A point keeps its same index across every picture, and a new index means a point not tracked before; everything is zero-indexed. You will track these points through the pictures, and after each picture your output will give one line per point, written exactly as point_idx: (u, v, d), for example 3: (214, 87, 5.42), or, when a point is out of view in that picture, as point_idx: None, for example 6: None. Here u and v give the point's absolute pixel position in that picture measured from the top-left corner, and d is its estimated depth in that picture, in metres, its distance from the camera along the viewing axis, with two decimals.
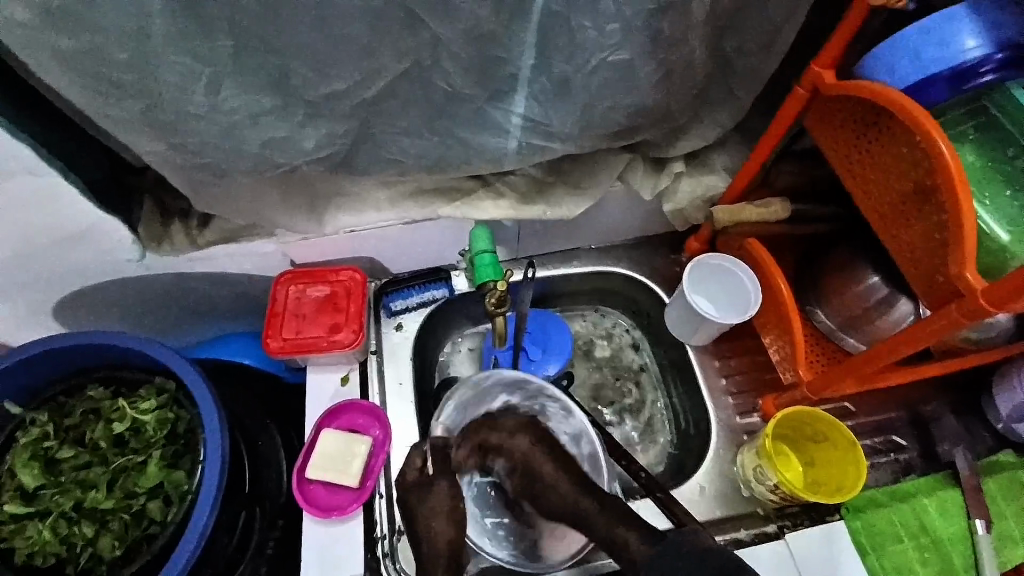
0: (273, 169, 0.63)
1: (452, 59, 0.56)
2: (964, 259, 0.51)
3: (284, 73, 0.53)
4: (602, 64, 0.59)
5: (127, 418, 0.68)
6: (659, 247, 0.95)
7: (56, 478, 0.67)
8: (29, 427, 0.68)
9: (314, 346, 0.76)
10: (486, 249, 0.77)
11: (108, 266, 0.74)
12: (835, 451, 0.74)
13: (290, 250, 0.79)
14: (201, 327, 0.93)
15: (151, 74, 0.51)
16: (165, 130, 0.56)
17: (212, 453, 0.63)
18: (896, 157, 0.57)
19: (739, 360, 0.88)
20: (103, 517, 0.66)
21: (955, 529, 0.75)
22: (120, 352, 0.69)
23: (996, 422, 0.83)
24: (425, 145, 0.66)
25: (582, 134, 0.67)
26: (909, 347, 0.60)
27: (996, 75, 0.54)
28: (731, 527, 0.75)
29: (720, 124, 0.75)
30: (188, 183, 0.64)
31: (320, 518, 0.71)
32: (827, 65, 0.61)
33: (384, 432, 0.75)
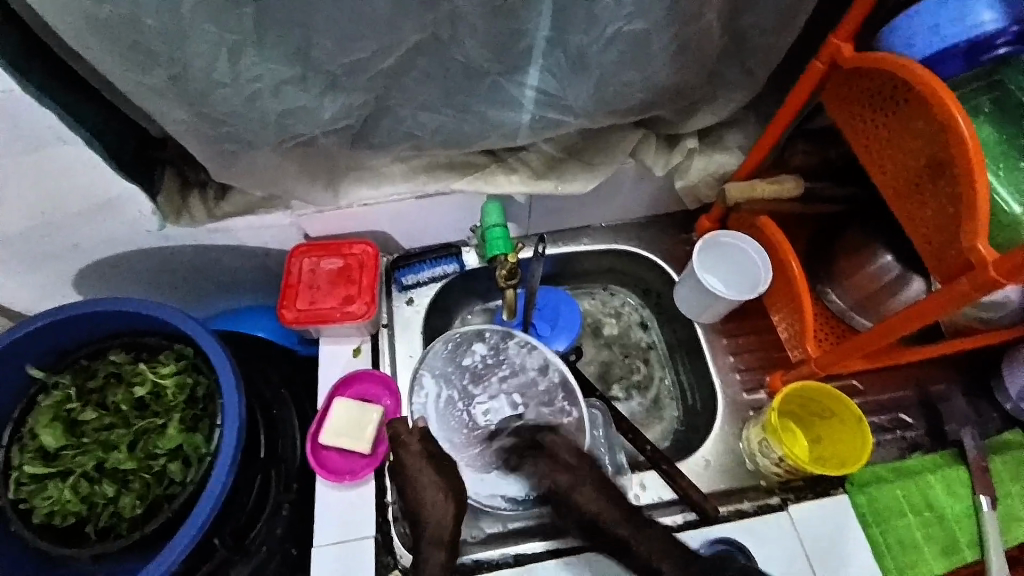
0: (291, 140, 0.64)
1: (469, 31, 0.56)
2: (976, 232, 0.51)
3: (303, 42, 0.54)
4: (619, 35, 0.59)
5: (148, 382, 0.70)
6: (671, 227, 0.96)
7: (78, 439, 0.70)
8: (53, 390, 0.70)
9: (327, 318, 0.77)
10: (498, 223, 0.77)
11: (130, 236, 0.75)
12: (841, 426, 0.75)
13: (305, 224, 0.80)
14: (219, 299, 0.95)
15: (174, 42, 0.51)
16: (187, 99, 0.57)
17: (230, 418, 0.65)
18: (911, 131, 0.56)
19: (748, 338, 0.88)
20: (125, 477, 0.68)
21: (960, 506, 0.75)
22: (142, 320, 0.71)
23: (1004, 402, 0.83)
24: (441, 120, 0.66)
25: (597, 110, 0.67)
26: (917, 321, 0.60)
27: (1012, 48, 0.53)
28: (735, 499, 0.77)
29: (734, 101, 0.75)
30: (208, 154, 0.65)
31: (333, 483, 0.72)
32: (846, 38, 0.61)
33: (395, 402, 0.77)
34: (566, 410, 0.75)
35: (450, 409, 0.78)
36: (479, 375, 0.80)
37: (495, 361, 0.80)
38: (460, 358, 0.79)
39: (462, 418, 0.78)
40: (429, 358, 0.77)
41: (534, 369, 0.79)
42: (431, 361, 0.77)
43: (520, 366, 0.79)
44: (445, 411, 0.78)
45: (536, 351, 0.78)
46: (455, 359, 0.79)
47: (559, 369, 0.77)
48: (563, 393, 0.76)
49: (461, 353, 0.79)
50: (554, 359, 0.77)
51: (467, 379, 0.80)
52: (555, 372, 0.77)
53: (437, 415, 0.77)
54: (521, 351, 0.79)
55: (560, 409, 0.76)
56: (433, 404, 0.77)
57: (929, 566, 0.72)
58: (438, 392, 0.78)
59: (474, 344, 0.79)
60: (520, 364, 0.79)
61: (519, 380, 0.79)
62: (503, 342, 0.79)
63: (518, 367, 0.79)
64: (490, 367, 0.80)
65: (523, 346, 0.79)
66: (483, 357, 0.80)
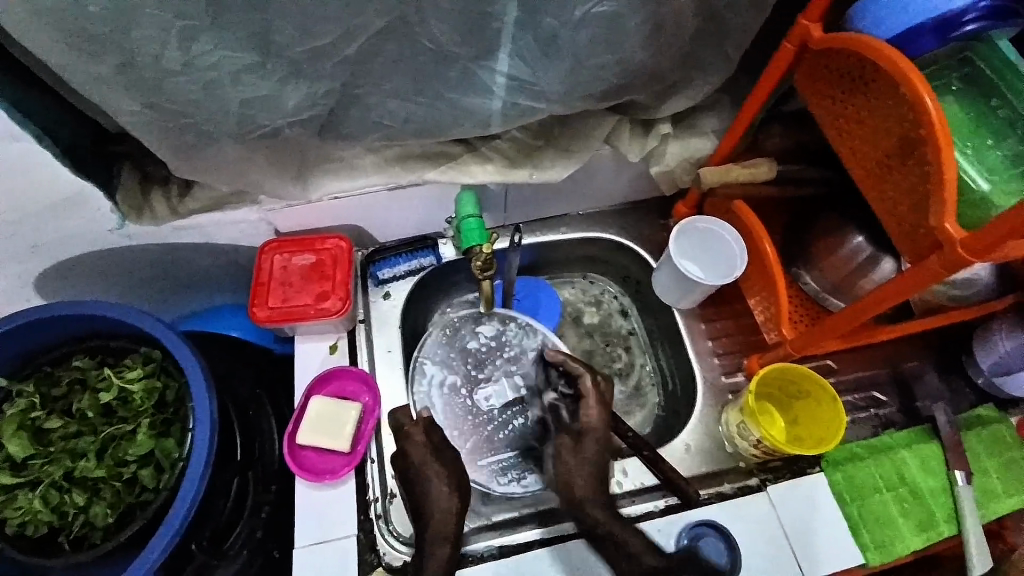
0: (254, 130, 0.61)
1: (436, 15, 0.55)
2: (945, 211, 0.52)
3: (262, 28, 0.52)
4: (589, 17, 0.58)
5: (114, 388, 0.68)
6: (648, 213, 0.95)
7: (45, 448, 0.67)
8: (17, 398, 0.67)
9: (302, 315, 0.75)
10: (472, 214, 0.76)
11: (89, 235, 0.72)
12: (817, 406, 0.76)
13: (275, 219, 0.78)
14: (189, 300, 0.92)
15: (123, 29, 0.49)
16: (141, 88, 0.54)
17: (201, 420, 0.63)
18: (880, 111, 0.57)
19: (726, 322, 0.89)
20: (95, 486, 0.66)
21: (935, 481, 0.77)
22: (106, 323, 0.69)
23: (976, 377, 0.85)
24: (411, 108, 0.65)
25: (569, 94, 0.66)
26: (889, 301, 0.61)
27: (981, 25, 0.52)
28: (714, 482, 0.78)
29: (707, 85, 0.75)
30: (167, 148, 0.62)
31: (312, 483, 0.71)
32: (815, 19, 0.61)
33: (374, 398, 0.76)
34: (566, 381, 0.77)
35: (452, 395, 0.81)
36: (482, 361, 0.83)
37: (495, 346, 0.84)
38: (459, 343, 0.83)
39: (464, 403, 0.81)
40: (428, 347, 0.82)
41: (530, 350, 0.83)
42: (431, 349, 0.82)
43: (517, 351, 0.84)
44: (449, 397, 0.81)
45: (535, 332, 0.83)
46: (455, 347, 0.83)
47: (558, 344, 0.82)
48: (562, 365, 0.78)
49: (461, 340, 0.84)
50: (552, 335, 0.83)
51: (468, 365, 0.83)
52: (552, 351, 0.82)
53: (441, 401, 0.80)
54: (518, 335, 0.84)
55: (559, 380, 0.77)
56: (435, 391, 0.80)
57: (906, 542, 0.73)
58: (440, 379, 0.81)
59: (472, 330, 0.84)
60: (518, 348, 0.84)
61: (517, 364, 0.83)
62: (503, 327, 0.84)
63: (516, 351, 0.84)
64: (491, 352, 0.84)
65: (523, 326, 0.84)
66: (482, 343, 0.84)
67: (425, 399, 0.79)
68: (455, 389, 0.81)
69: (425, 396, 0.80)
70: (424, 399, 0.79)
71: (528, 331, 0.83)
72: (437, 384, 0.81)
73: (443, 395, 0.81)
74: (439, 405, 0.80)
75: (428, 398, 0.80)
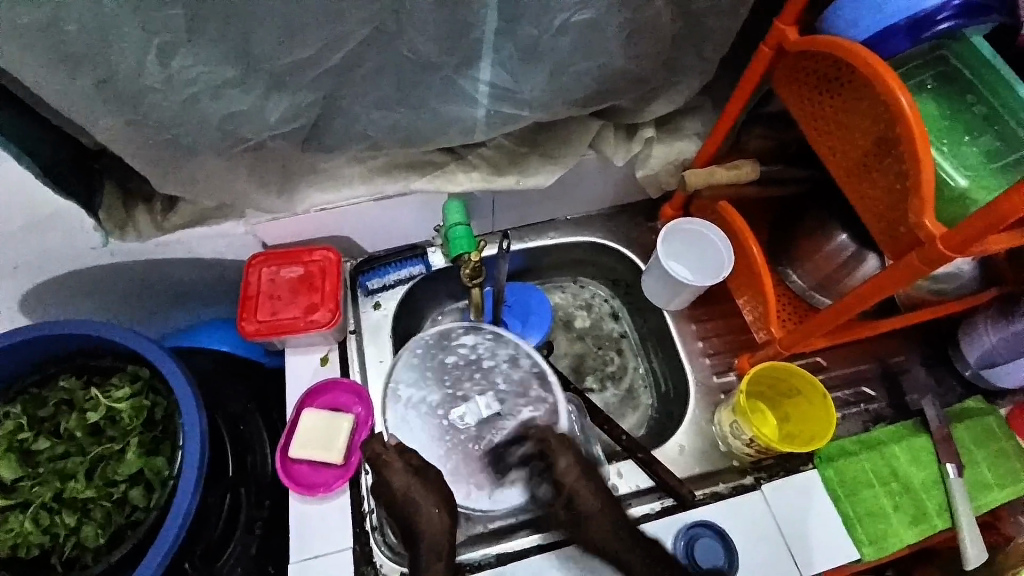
0: (238, 144, 0.61)
1: (416, 25, 0.55)
2: (923, 208, 0.52)
3: (242, 42, 0.52)
4: (568, 24, 0.58)
5: (102, 407, 0.67)
6: (635, 216, 0.96)
7: (34, 469, 0.67)
8: (3, 420, 0.67)
9: (292, 327, 0.75)
10: (460, 222, 0.77)
11: (74, 253, 0.71)
12: (807, 404, 0.77)
13: (262, 232, 0.78)
14: (180, 315, 0.92)
15: (102, 46, 0.49)
16: (122, 105, 0.54)
17: (191, 437, 0.63)
18: (857, 111, 0.57)
19: (715, 322, 0.89)
20: (85, 506, 0.65)
21: (926, 474, 0.78)
22: (90, 342, 0.68)
23: (964, 370, 0.86)
24: (393, 118, 0.65)
25: (551, 102, 0.67)
26: (874, 297, 0.62)
27: (955, 23, 0.52)
28: (710, 482, 0.78)
29: (689, 88, 0.75)
30: (150, 164, 0.62)
31: (305, 496, 0.71)
32: (790, 22, 0.62)
33: (366, 409, 0.76)
34: (543, 399, 0.75)
35: (430, 418, 0.75)
36: (460, 377, 0.77)
37: (471, 359, 0.78)
38: (431, 362, 0.77)
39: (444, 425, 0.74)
40: (400, 369, 0.75)
41: (506, 362, 0.77)
42: (406, 369, 0.76)
43: (490, 363, 0.78)
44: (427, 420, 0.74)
45: (508, 342, 0.78)
46: (428, 366, 0.77)
47: (532, 358, 0.77)
48: (537, 382, 0.76)
49: (435, 356, 0.77)
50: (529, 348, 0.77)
51: (444, 384, 0.76)
52: (524, 361, 0.77)
53: (418, 426, 0.74)
54: (490, 347, 0.78)
55: (536, 398, 0.75)
56: (411, 415, 0.74)
57: (899, 535, 0.74)
58: (416, 400, 0.75)
59: (445, 346, 0.78)
60: (493, 361, 0.78)
61: (492, 377, 0.77)
62: (480, 338, 0.79)
63: (491, 362, 0.78)
64: (468, 367, 0.77)
65: (492, 338, 0.79)
66: (457, 358, 0.78)
67: (402, 423, 0.73)
68: (431, 411, 0.75)
69: (401, 419, 0.73)
70: (399, 421, 0.73)
71: (499, 341, 0.78)
72: (413, 405, 0.74)
73: (420, 418, 0.74)
74: (415, 431, 0.73)
75: (403, 421, 0.73)
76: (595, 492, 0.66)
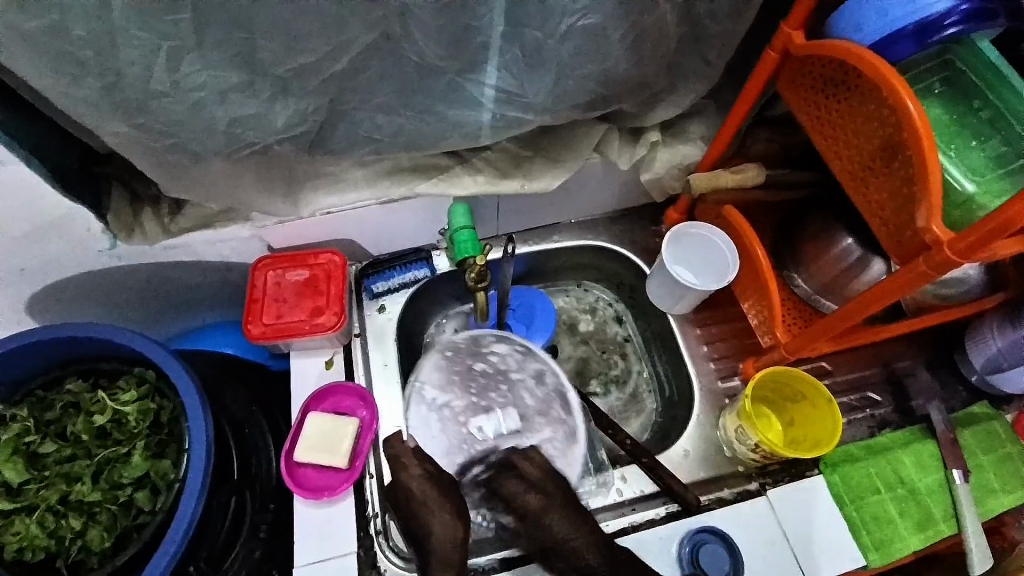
0: (244, 148, 0.62)
1: (422, 29, 0.55)
2: (930, 213, 0.52)
3: (249, 46, 0.52)
4: (573, 29, 0.58)
5: (108, 410, 0.67)
6: (640, 220, 0.96)
7: (40, 472, 0.67)
8: (10, 423, 0.67)
9: (297, 331, 0.75)
10: (464, 225, 0.77)
11: (80, 256, 0.72)
12: (812, 409, 0.76)
13: (266, 236, 0.78)
14: (185, 317, 0.92)
15: (110, 51, 0.49)
16: (130, 109, 0.54)
17: (196, 441, 0.63)
18: (864, 116, 0.57)
19: (720, 327, 0.89)
20: (91, 509, 0.65)
21: (932, 479, 0.77)
22: (96, 345, 0.68)
23: (970, 375, 0.86)
24: (399, 122, 0.65)
25: (556, 106, 0.67)
26: (881, 302, 0.61)
27: (962, 27, 0.52)
28: (715, 487, 0.77)
29: (694, 92, 0.75)
30: (157, 168, 0.62)
31: (310, 500, 0.71)
32: (796, 26, 0.61)
33: (371, 413, 0.76)
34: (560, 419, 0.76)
35: (452, 423, 0.77)
36: (485, 387, 0.80)
37: (499, 369, 0.79)
38: (458, 366, 0.78)
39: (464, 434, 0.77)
40: (428, 371, 0.75)
41: (530, 378, 0.78)
42: (434, 372, 0.76)
43: (516, 377, 0.79)
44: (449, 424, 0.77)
45: (537, 358, 0.76)
46: (454, 371, 0.78)
47: (557, 376, 0.75)
48: (558, 403, 0.76)
49: (464, 361, 0.78)
50: (557, 367, 0.74)
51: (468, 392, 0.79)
52: (550, 380, 0.76)
53: (440, 430, 0.76)
54: (519, 359, 0.78)
55: (553, 417, 0.77)
56: (435, 418, 0.76)
57: (906, 541, 0.73)
58: (441, 404, 0.77)
59: (475, 351, 0.78)
60: (519, 374, 0.79)
61: (516, 390, 0.79)
62: (510, 347, 0.78)
63: (517, 376, 0.79)
64: (494, 376, 0.79)
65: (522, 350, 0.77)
66: (484, 368, 0.79)
67: (424, 426, 0.75)
68: (454, 418, 0.78)
69: (424, 422, 0.75)
70: (422, 424, 0.75)
71: (529, 355, 0.77)
72: (438, 411, 0.77)
73: (442, 421, 0.77)
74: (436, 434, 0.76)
75: (426, 426, 0.75)
76: None
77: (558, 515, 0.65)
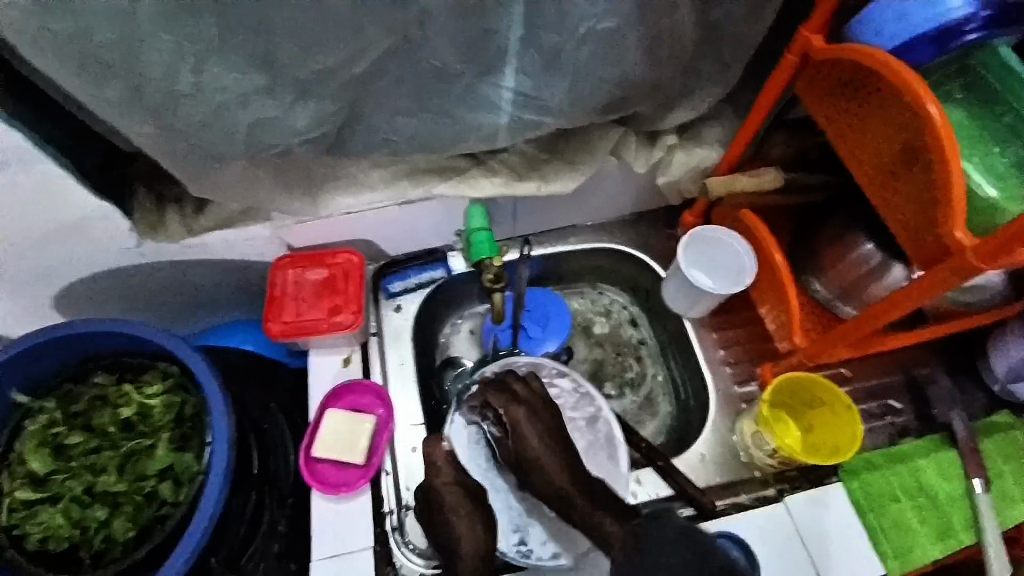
0: (266, 150, 0.63)
1: (441, 33, 0.56)
2: (953, 218, 0.52)
3: (273, 50, 0.54)
4: (590, 34, 0.59)
5: (134, 403, 0.69)
6: (655, 223, 0.96)
7: (66, 463, 0.69)
8: (37, 415, 0.69)
9: (315, 329, 0.77)
10: (481, 227, 0.79)
11: (107, 253, 0.74)
12: (829, 415, 0.76)
13: (287, 236, 0.80)
14: (204, 315, 0.94)
15: (141, 55, 0.51)
16: (157, 111, 0.56)
17: (219, 435, 0.64)
18: (885, 120, 0.57)
19: (736, 331, 0.89)
20: (115, 500, 0.67)
21: (953, 488, 0.76)
22: (121, 341, 0.70)
23: (993, 383, 0.84)
24: (417, 125, 0.66)
25: (573, 109, 0.67)
26: (903, 308, 0.61)
27: (983, 34, 0.52)
28: (731, 492, 0.77)
29: (711, 96, 0.75)
30: (181, 168, 0.64)
31: (328, 496, 0.72)
32: (815, 31, 0.61)
33: (387, 411, 0.76)
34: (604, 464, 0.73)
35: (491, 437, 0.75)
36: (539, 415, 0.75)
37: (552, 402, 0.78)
38: None
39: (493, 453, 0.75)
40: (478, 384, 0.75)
41: (581, 420, 0.76)
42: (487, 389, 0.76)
43: (569, 416, 0.77)
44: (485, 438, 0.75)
45: (593, 400, 0.76)
46: None
47: (607, 420, 0.75)
48: (605, 450, 0.74)
49: None
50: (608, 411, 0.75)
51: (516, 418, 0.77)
52: (602, 427, 0.75)
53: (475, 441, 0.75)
54: (575, 399, 0.77)
55: (598, 463, 0.73)
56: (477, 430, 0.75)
57: (925, 550, 0.72)
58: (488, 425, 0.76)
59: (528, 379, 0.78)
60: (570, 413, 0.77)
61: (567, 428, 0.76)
62: (564, 382, 0.78)
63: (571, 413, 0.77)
64: None
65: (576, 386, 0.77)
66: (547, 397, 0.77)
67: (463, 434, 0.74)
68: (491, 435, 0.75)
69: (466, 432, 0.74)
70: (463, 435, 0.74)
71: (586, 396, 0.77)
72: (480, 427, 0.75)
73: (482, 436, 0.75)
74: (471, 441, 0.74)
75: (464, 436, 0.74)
76: (615, 502, 0.66)
77: (539, 437, 0.69)
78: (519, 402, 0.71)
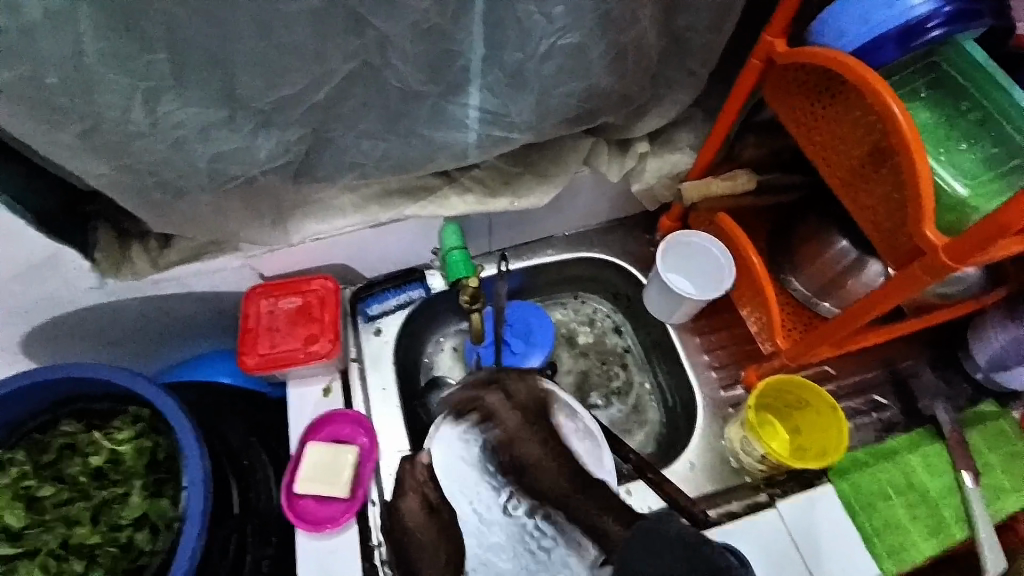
0: (229, 182, 0.61)
1: (401, 57, 0.55)
2: (923, 219, 0.52)
3: (228, 82, 0.52)
4: (553, 49, 0.58)
5: (104, 450, 0.67)
6: (634, 229, 0.95)
7: (39, 517, 0.66)
8: (8, 467, 0.67)
9: (291, 360, 0.75)
10: (456, 246, 0.77)
11: (71, 295, 0.71)
12: (818, 416, 0.75)
13: (257, 265, 0.77)
14: (179, 348, 0.91)
15: (85, 96, 0.49)
16: (110, 151, 0.54)
17: (194, 479, 0.62)
18: (850, 121, 0.57)
19: (720, 334, 0.89)
20: (91, 552, 0.65)
21: (943, 481, 0.76)
22: (88, 386, 0.67)
23: (975, 372, 0.85)
24: (384, 147, 0.65)
25: (541, 123, 0.66)
26: (880, 308, 0.61)
27: (946, 30, 0.52)
28: (723, 500, 0.76)
29: (680, 102, 0.75)
30: (142, 205, 0.62)
31: (311, 533, 0.70)
32: (778, 34, 0.61)
33: (370, 440, 0.75)
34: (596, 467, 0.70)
35: (498, 523, 0.70)
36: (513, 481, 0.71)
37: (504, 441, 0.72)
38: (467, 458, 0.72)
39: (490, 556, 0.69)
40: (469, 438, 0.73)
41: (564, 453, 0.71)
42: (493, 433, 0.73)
43: (559, 421, 0.73)
44: (480, 526, 0.70)
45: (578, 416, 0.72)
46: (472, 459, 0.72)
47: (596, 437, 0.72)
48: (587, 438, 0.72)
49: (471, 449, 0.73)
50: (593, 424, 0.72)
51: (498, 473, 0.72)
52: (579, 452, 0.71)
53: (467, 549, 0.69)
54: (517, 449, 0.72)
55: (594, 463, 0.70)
56: (468, 521, 0.70)
57: (919, 547, 0.72)
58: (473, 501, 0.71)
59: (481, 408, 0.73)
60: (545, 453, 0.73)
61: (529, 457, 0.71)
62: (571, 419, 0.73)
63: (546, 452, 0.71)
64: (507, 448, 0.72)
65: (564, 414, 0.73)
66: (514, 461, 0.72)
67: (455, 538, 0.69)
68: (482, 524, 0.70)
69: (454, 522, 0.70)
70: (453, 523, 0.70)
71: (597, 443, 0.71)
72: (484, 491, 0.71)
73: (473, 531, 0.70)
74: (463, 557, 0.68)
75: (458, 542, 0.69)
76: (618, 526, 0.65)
77: (531, 441, 0.71)
78: (517, 409, 0.73)
